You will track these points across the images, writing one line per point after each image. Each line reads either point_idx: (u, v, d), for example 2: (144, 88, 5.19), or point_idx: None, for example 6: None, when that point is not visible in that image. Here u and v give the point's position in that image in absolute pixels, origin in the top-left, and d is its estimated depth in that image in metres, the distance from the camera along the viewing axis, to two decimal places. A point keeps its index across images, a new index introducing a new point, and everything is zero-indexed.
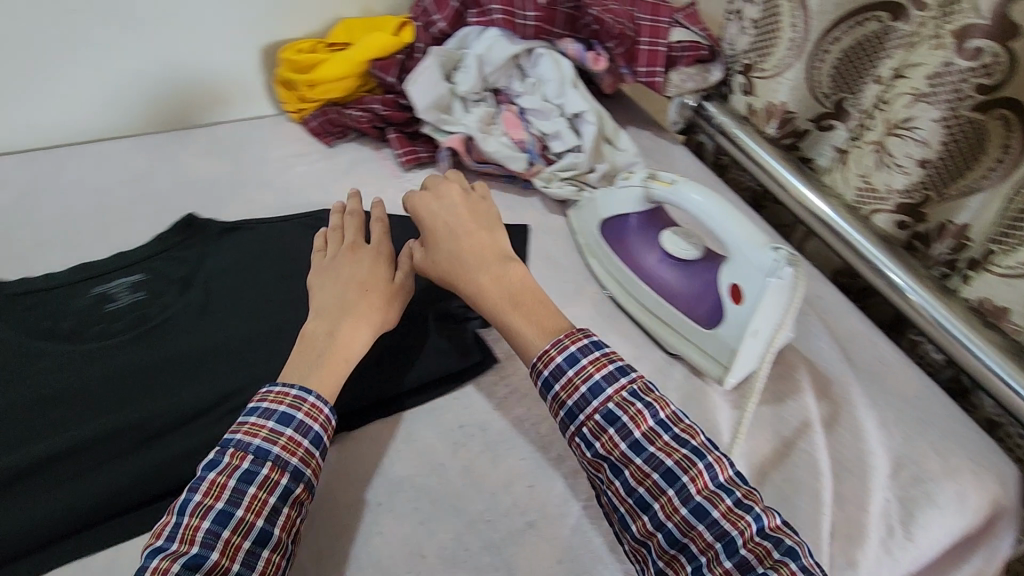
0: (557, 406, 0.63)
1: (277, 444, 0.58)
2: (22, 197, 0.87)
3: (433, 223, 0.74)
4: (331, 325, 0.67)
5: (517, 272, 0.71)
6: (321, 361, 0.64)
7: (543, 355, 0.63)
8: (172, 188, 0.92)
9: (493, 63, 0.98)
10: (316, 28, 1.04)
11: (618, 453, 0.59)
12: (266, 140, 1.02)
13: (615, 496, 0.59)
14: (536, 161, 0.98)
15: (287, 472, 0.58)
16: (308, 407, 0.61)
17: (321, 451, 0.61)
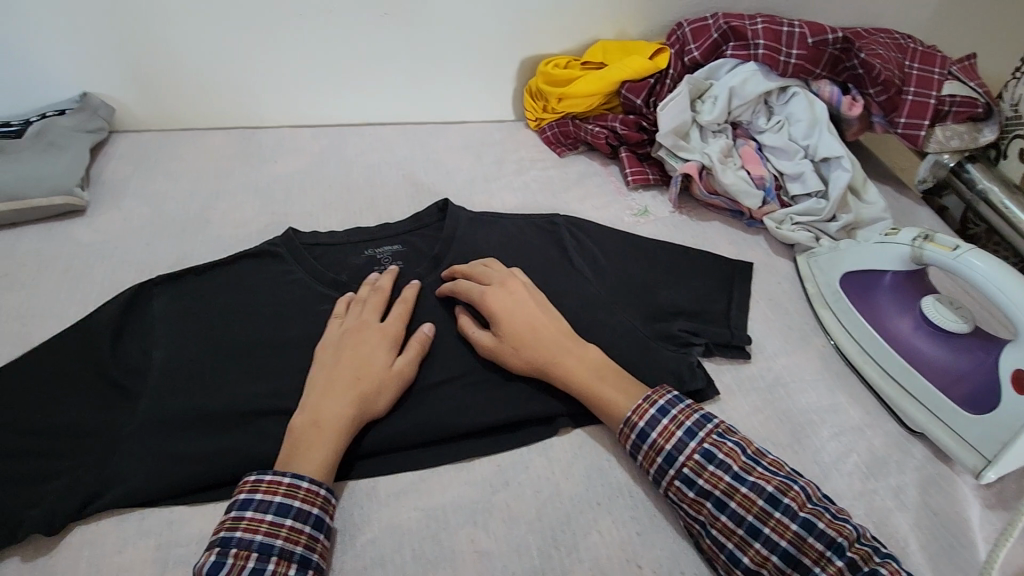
0: (654, 455, 0.62)
1: (280, 537, 0.54)
2: (313, 163, 1.03)
3: (507, 318, 0.70)
4: (338, 399, 0.63)
5: (585, 366, 0.68)
6: (317, 434, 0.61)
7: (637, 409, 0.64)
8: (428, 175, 1.04)
9: (744, 96, 0.97)
10: (571, 46, 1.11)
11: (724, 486, 0.59)
12: (506, 143, 1.11)
13: (724, 535, 0.58)
14: (772, 201, 0.95)
15: (295, 561, 0.54)
16: (304, 493, 0.57)
17: (324, 532, 0.58)
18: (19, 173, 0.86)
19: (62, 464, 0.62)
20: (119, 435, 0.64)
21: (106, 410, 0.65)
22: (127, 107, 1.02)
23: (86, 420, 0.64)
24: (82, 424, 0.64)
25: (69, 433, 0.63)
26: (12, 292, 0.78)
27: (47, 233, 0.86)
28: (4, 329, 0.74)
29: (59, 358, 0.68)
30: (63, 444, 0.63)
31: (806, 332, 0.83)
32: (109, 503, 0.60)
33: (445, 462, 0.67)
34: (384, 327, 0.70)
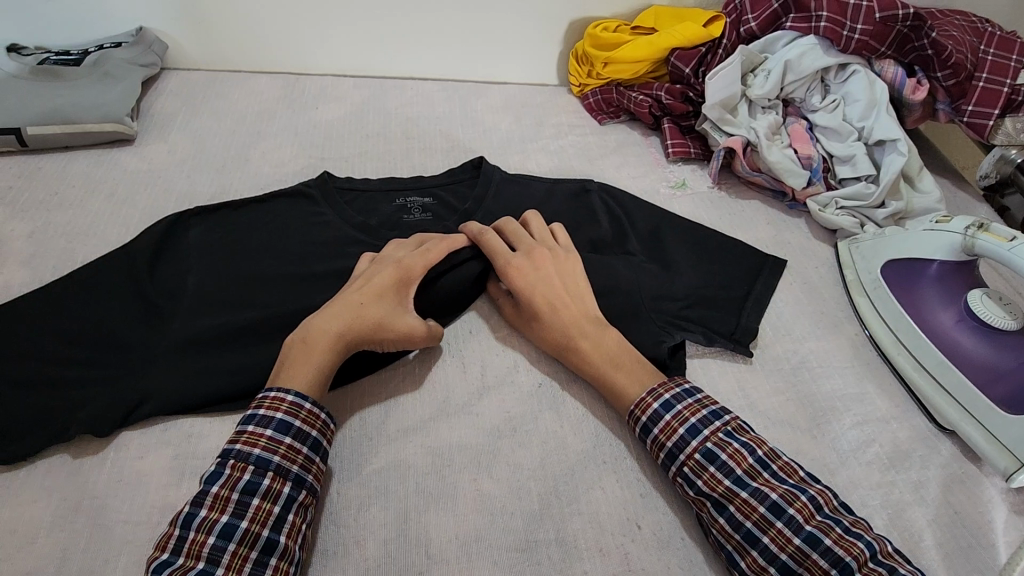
0: (656, 449, 0.62)
1: (277, 453, 0.56)
2: (353, 113, 1.04)
3: (531, 286, 0.70)
4: (324, 330, 0.63)
5: (604, 350, 0.67)
6: (293, 365, 0.61)
7: (639, 402, 0.63)
8: (466, 133, 1.03)
9: (800, 71, 0.92)
10: (624, 10, 1.08)
11: (722, 489, 0.57)
12: (548, 106, 1.10)
13: (724, 537, 0.57)
14: (817, 182, 0.90)
15: (289, 479, 0.55)
16: (305, 413, 0.58)
17: (321, 455, 0.59)
18: (75, 99, 0.89)
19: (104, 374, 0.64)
20: (152, 354, 0.66)
21: (144, 328, 0.68)
22: (181, 46, 1.04)
23: (126, 336, 0.67)
24: (124, 339, 0.67)
25: (110, 348, 0.66)
26: (61, 210, 0.82)
27: (97, 158, 0.89)
28: (51, 244, 0.78)
29: (102, 278, 0.70)
30: (104, 356, 0.65)
31: (838, 318, 0.79)
32: (149, 413, 0.63)
33: (456, 406, 0.67)
34: (403, 262, 0.69)
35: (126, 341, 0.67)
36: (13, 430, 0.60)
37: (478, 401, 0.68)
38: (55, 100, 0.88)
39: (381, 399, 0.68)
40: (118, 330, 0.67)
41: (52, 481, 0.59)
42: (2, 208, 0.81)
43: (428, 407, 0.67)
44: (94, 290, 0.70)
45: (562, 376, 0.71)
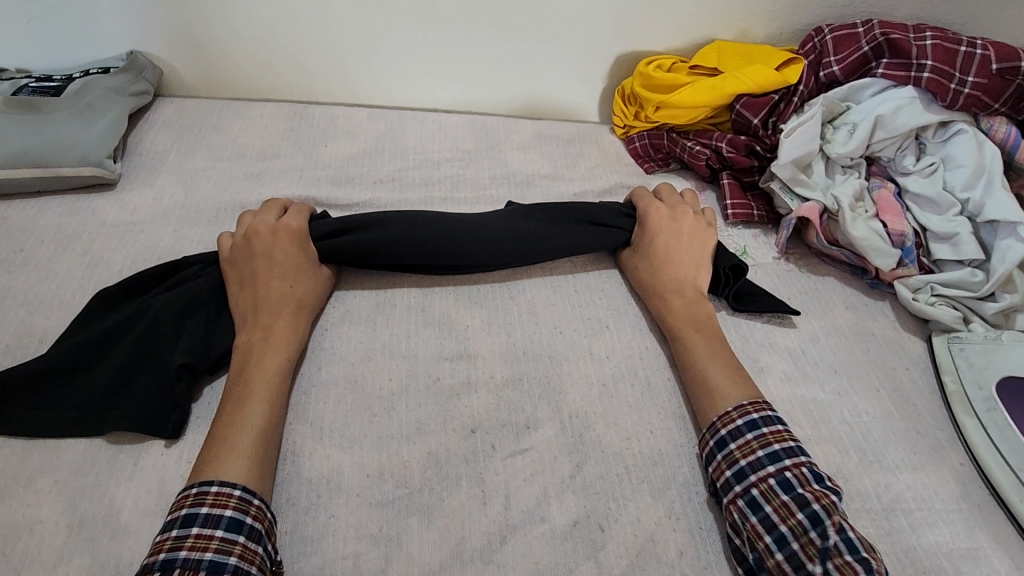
0: (761, 444, 0.58)
1: (183, 547, 0.49)
2: (367, 151, 0.91)
3: (658, 241, 0.75)
4: (277, 323, 0.64)
5: (700, 314, 0.70)
6: (256, 372, 0.60)
7: (751, 406, 0.61)
8: (492, 178, 0.90)
9: (894, 128, 0.78)
10: (679, 44, 0.94)
11: (826, 502, 0.54)
12: (587, 147, 0.95)
13: (806, 554, 0.53)
14: (908, 263, 0.76)
15: (201, 571, 0.48)
16: (213, 497, 0.51)
17: (247, 531, 0.51)
18: (52, 137, 0.78)
19: (177, 347, 0.62)
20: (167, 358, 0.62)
21: (200, 300, 0.66)
22: (178, 70, 0.93)
23: (191, 308, 0.65)
24: (184, 313, 0.65)
25: (169, 325, 0.64)
26: (24, 271, 0.70)
27: (72, 205, 0.78)
28: (7, 316, 0.66)
29: (127, 295, 0.68)
30: (160, 340, 0.63)
31: (937, 442, 0.66)
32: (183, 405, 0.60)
33: (473, 551, 0.55)
34: (290, 227, 0.71)
35: (193, 314, 0.65)
36: None
37: (500, 545, 0.56)
38: (29, 138, 0.77)
39: (384, 537, 0.56)
40: (178, 305, 0.65)
41: None
42: None
43: (442, 549, 0.55)
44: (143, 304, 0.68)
45: (601, 513, 0.59)
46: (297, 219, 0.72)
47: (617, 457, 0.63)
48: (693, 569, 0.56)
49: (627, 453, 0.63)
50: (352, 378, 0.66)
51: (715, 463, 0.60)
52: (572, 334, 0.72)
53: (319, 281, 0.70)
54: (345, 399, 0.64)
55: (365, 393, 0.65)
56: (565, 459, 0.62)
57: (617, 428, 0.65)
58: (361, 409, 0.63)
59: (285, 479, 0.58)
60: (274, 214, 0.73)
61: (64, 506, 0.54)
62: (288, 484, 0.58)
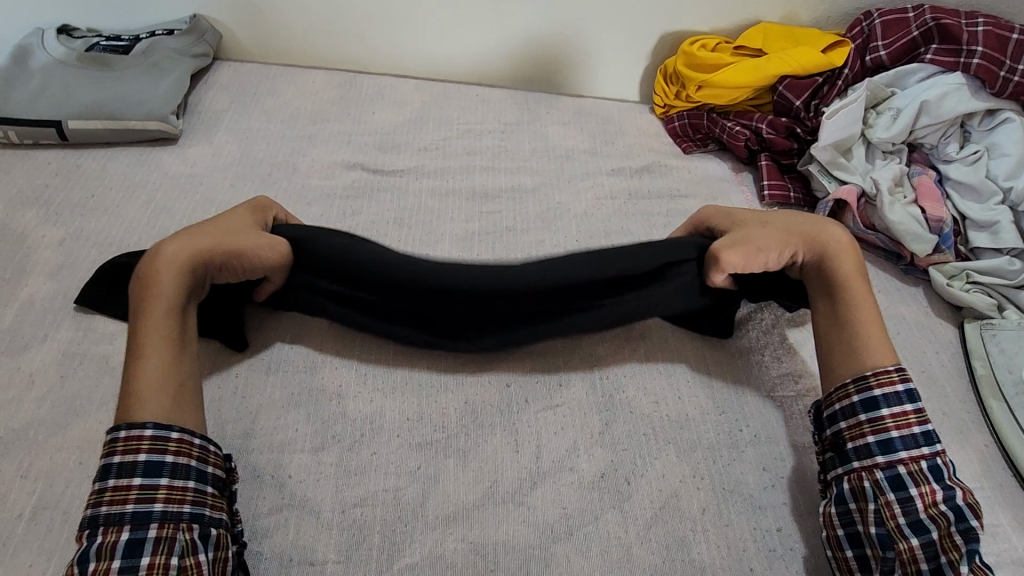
0: (918, 422, 0.57)
1: (104, 502, 0.49)
2: (412, 119, 0.94)
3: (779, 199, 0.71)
4: (167, 256, 0.58)
5: (850, 254, 0.65)
6: (145, 309, 0.56)
7: (884, 372, 0.58)
8: (532, 150, 0.92)
9: (939, 114, 0.79)
10: (724, 24, 0.95)
11: (971, 500, 0.54)
12: (627, 124, 0.97)
13: (943, 545, 0.53)
14: (946, 249, 0.77)
15: (125, 523, 0.49)
16: (121, 446, 0.51)
17: (168, 473, 0.51)
18: (121, 93, 0.83)
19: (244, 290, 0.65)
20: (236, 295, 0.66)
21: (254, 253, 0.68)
22: (236, 36, 0.97)
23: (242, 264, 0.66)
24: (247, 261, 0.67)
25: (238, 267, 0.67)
26: (95, 216, 0.75)
27: (138, 157, 0.82)
28: (79, 255, 0.71)
29: None
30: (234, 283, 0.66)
31: (963, 423, 0.67)
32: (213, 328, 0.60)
33: (506, 492, 0.59)
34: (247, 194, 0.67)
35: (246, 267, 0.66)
36: (51, 464, 0.56)
37: (532, 490, 0.59)
38: (102, 94, 0.83)
39: (422, 474, 0.59)
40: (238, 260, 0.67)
41: (52, 543, 0.52)
42: (35, 210, 0.75)
43: (477, 490, 0.59)
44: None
45: (628, 467, 0.61)
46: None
47: (645, 419, 0.65)
48: (714, 526, 0.59)
49: (654, 415, 0.65)
50: None
51: (856, 420, 0.58)
52: None
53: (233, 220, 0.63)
54: (387, 348, 0.68)
55: (406, 344, 0.68)
56: (595, 416, 0.65)
57: (646, 391, 0.67)
58: (403, 358, 0.67)
59: (330, 418, 0.62)
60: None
61: None
62: (334, 421, 0.62)
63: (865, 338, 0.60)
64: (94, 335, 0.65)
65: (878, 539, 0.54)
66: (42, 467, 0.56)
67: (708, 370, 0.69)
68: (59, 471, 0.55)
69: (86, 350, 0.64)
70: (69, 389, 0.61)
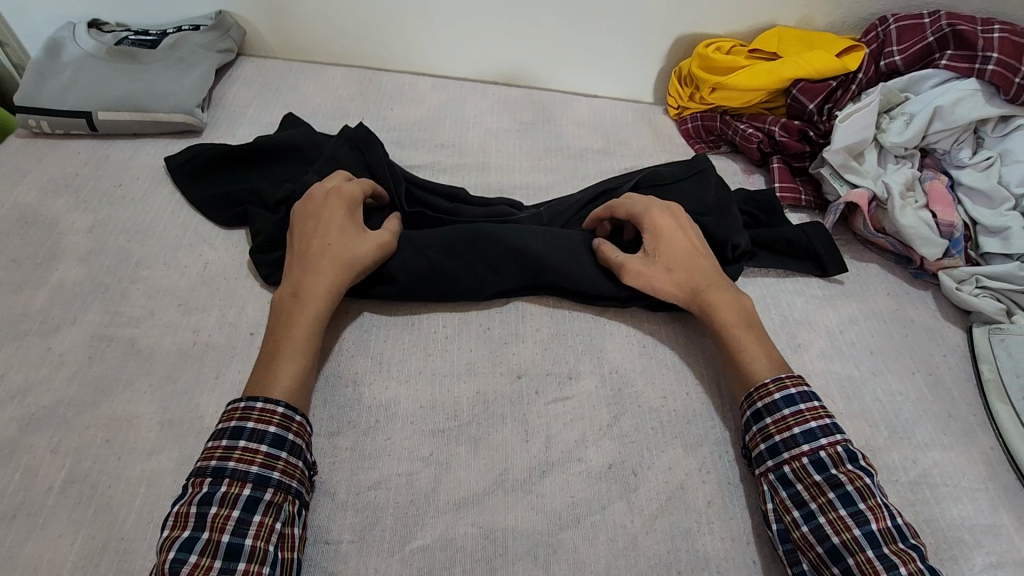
0: (795, 422, 0.59)
1: (233, 458, 0.53)
2: (429, 116, 0.96)
3: (667, 239, 0.70)
4: (316, 284, 0.64)
5: (733, 308, 0.67)
6: (290, 322, 0.62)
7: (760, 387, 0.61)
8: (547, 149, 0.93)
9: (952, 120, 0.80)
10: (739, 28, 0.96)
11: (860, 484, 0.55)
12: (641, 125, 0.98)
13: (833, 528, 0.54)
14: (956, 254, 0.77)
15: (249, 482, 0.52)
16: (258, 414, 0.55)
17: (289, 448, 0.55)
18: (149, 86, 0.86)
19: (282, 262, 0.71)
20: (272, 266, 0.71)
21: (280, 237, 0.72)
22: (260, 33, 1.00)
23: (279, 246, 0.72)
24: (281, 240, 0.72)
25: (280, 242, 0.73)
26: (123, 204, 0.78)
27: (164, 149, 0.85)
28: (108, 242, 0.74)
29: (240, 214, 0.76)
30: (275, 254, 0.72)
31: (969, 427, 0.67)
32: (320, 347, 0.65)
33: (516, 481, 0.60)
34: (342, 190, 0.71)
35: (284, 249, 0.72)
36: (80, 442, 0.58)
37: (542, 478, 0.61)
38: (131, 86, 0.85)
39: (435, 460, 0.61)
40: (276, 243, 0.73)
41: (80, 515, 0.54)
42: (66, 198, 0.78)
43: (489, 477, 0.60)
44: (229, 229, 0.76)
45: (636, 459, 0.63)
46: (351, 184, 0.72)
47: (654, 413, 0.66)
48: (720, 518, 0.60)
49: (662, 410, 0.66)
50: (410, 321, 0.71)
51: (749, 431, 0.61)
52: None
53: (355, 244, 0.68)
54: (402, 338, 0.69)
55: (422, 334, 0.70)
56: (604, 408, 0.66)
57: (655, 385, 0.68)
58: (418, 348, 0.69)
59: (347, 403, 0.64)
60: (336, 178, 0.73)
61: (157, 406, 0.61)
62: (350, 408, 0.64)
63: (745, 366, 0.63)
64: (122, 318, 0.67)
65: (780, 536, 0.56)
66: (71, 443, 0.58)
67: (716, 367, 0.70)
68: (87, 447, 0.58)
69: (113, 332, 0.66)
70: (97, 369, 0.63)
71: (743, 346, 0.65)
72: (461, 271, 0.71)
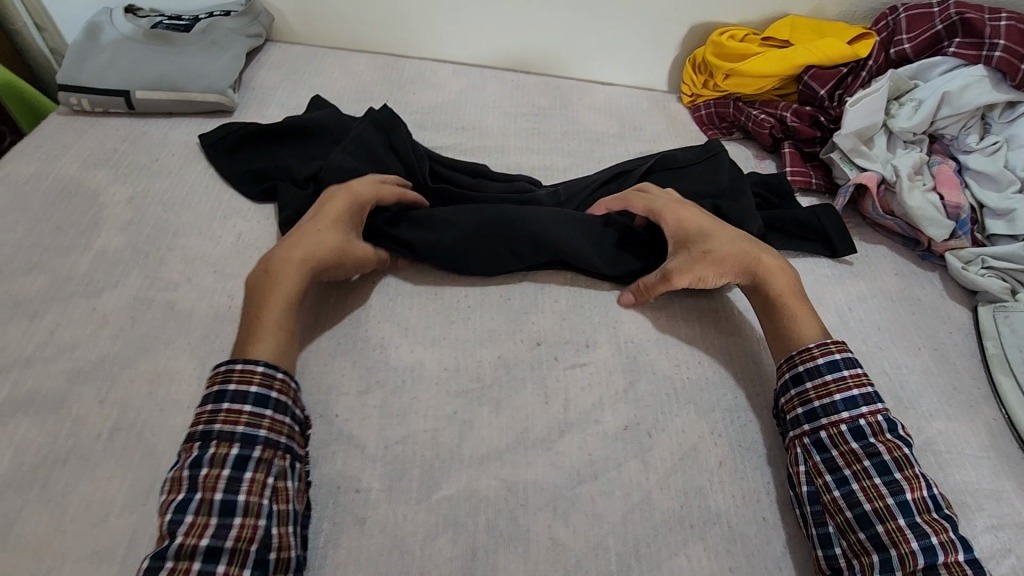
0: (837, 389, 0.61)
1: (219, 420, 0.55)
2: (450, 101, 0.99)
3: (690, 224, 0.72)
4: (290, 257, 0.64)
5: (783, 281, 0.69)
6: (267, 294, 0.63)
7: (803, 351, 0.63)
8: (564, 133, 0.96)
9: (959, 106, 0.82)
10: (752, 17, 0.99)
11: (897, 454, 0.58)
12: (655, 112, 1.01)
13: (864, 494, 0.56)
14: (962, 235, 0.80)
15: (236, 441, 0.54)
16: (239, 376, 0.57)
17: (274, 407, 0.57)
18: (183, 67, 0.90)
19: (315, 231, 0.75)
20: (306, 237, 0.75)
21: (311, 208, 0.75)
22: (288, 19, 1.03)
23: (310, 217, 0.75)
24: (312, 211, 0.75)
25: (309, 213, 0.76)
26: (159, 177, 0.81)
27: (198, 127, 0.89)
28: (147, 213, 0.77)
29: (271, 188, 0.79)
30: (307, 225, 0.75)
31: (972, 398, 0.70)
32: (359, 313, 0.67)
33: (536, 439, 0.63)
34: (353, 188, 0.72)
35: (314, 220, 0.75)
36: (124, 394, 0.61)
37: (561, 437, 0.64)
38: (166, 67, 0.89)
39: (458, 419, 0.64)
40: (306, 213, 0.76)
41: (127, 461, 0.57)
42: (106, 170, 0.81)
43: (509, 435, 0.63)
44: (261, 204, 0.79)
45: (650, 422, 0.65)
46: (363, 183, 0.73)
47: (668, 380, 0.69)
48: (730, 478, 0.62)
49: (676, 377, 0.69)
50: (435, 290, 0.74)
51: (788, 396, 0.63)
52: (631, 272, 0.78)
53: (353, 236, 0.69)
54: (427, 306, 0.73)
55: (445, 303, 0.73)
56: (619, 375, 0.69)
57: (669, 354, 0.71)
58: (441, 315, 0.72)
59: (374, 365, 0.67)
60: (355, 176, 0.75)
61: (197, 363, 0.64)
62: (377, 369, 0.67)
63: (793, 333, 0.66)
64: (161, 282, 0.71)
65: (808, 499, 0.58)
66: (117, 395, 0.61)
67: (729, 340, 0.73)
68: (132, 399, 0.61)
69: (153, 295, 0.69)
70: (140, 329, 0.66)
71: (792, 317, 0.67)
72: (482, 242, 0.73)
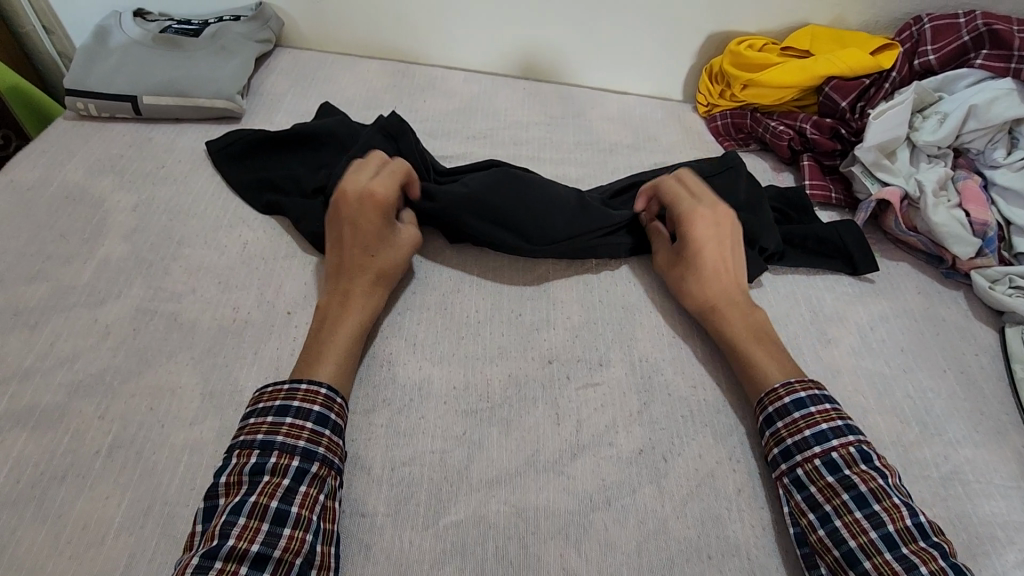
0: (803, 425, 0.59)
1: (281, 433, 0.55)
2: (461, 109, 0.97)
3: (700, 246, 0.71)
4: (353, 292, 0.66)
5: (751, 328, 0.68)
6: (334, 329, 0.64)
7: (770, 393, 0.62)
8: (577, 143, 0.94)
9: (986, 120, 0.80)
10: (771, 26, 0.96)
11: (874, 485, 0.55)
12: (670, 122, 0.99)
13: (848, 531, 0.54)
14: (989, 253, 0.77)
15: (296, 454, 0.54)
16: (303, 393, 0.58)
17: (331, 428, 0.57)
18: (191, 73, 0.88)
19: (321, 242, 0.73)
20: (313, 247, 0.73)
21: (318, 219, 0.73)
22: (298, 25, 1.02)
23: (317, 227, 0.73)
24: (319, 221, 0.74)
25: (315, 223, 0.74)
26: (165, 185, 0.80)
27: (204, 134, 0.87)
28: (151, 221, 0.76)
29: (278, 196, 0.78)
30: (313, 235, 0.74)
31: (1000, 425, 0.67)
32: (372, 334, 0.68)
33: (547, 462, 0.61)
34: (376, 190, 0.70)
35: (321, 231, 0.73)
36: (124, 410, 0.60)
37: (573, 460, 0.61)
38: (173, 72, 0.88)
39: (467, 439, 0.62)
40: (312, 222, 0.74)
41: (125, 479, 0.56)
42: (111, 177, 0.80)
43: (519, 457, 0.61)
44: (268, 213, 0.78)
45: (666, 445, 0.63)
46: (384, 186, 0.71)
47: (683, 401, 0.67)
48: (749, 506, 0.60)
49: (692, 399, 0.67)
50: (444, 304, 0.72)
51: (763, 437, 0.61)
52: (646, 288, 0.76)
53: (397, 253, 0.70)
54: (435, 322, 0.71)
55: (454, 318, 0.71)
56: (633, 395, 0.67)
57: (685, 374, 0.69)
58: (450, 331, 0.70)
59: (380, 382, 0.65)
60: (366, 176, 0.72)
61: (199, 377, 0.63)
62: (384, 387, 0.65)
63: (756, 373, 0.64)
64: (164, 293, 0.69)
65: (797, 540, 0.56)
66: (117, 410, 0.60)
67: None
68: (132, 414, 0.60)
69: (156, 306, 0.68)
70: (141, 341, 0.65)
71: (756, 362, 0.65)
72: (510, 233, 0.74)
